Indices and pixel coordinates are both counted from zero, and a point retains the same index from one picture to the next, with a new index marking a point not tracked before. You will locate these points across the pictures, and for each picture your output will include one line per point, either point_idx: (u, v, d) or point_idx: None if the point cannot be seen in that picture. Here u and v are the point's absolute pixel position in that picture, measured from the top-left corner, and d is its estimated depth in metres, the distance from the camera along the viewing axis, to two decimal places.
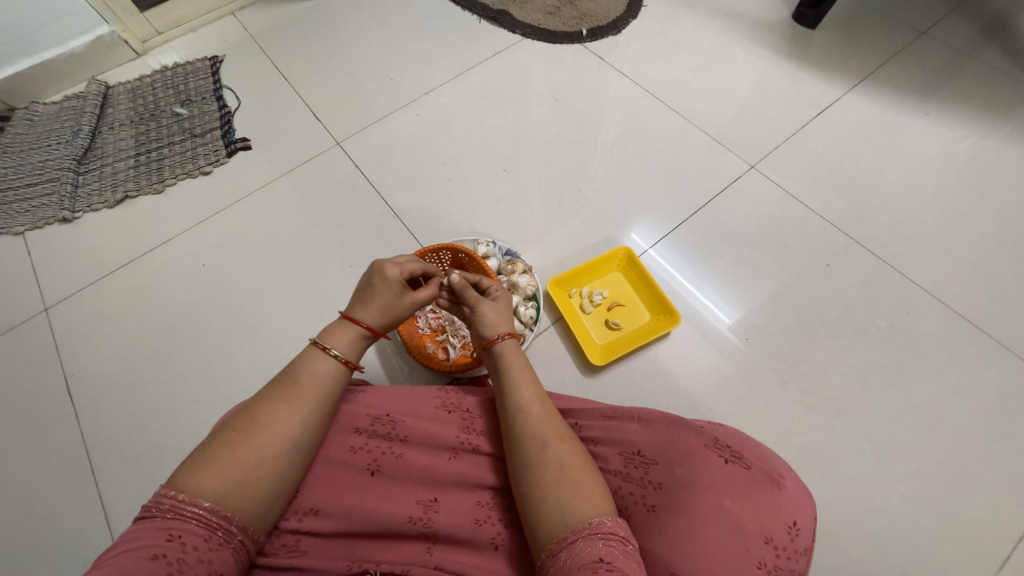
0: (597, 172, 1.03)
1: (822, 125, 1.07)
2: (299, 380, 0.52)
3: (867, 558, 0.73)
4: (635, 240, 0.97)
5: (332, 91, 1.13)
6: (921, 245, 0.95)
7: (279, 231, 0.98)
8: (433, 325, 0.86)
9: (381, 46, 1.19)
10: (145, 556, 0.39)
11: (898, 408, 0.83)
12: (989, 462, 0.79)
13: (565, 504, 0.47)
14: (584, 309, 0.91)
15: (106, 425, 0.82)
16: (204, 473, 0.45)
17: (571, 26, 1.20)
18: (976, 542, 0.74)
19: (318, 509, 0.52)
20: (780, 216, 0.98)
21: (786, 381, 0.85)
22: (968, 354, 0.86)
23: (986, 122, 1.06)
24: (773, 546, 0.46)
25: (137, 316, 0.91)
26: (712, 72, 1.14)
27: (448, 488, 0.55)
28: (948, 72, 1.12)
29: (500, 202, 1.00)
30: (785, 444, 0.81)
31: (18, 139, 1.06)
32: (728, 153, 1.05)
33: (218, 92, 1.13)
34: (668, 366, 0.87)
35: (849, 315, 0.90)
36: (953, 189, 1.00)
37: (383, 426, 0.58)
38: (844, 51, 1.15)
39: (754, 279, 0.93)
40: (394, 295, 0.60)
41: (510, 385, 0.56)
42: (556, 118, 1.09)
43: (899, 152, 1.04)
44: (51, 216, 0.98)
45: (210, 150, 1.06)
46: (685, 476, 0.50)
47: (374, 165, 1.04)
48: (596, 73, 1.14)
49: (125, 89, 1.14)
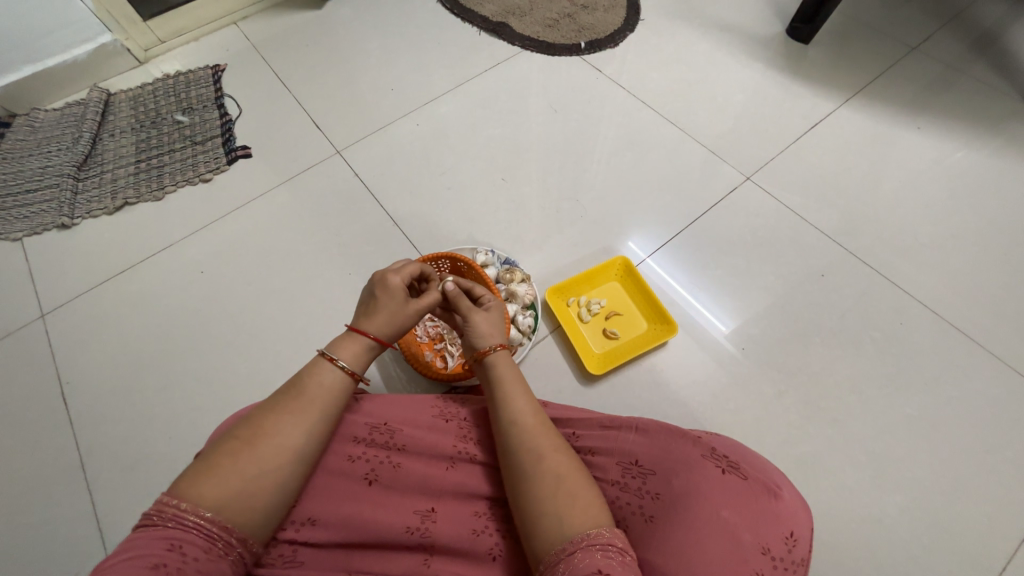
0: (594, 182, 1.04)
1: (816, 137, 1.09)
2: (305, 391, 0.52)
3: (863, 569, 0.73)
4: (632, 249, 0.98)
5: (332, 100, 1.14)
6: (914, 256, 0.96)
7: (278, 239, 0.98)
8: (432, 333, 0.86)
9: (382, 56, 1.20)
10: (145, 565, 0.39)
11: (893, 418, 0.83)
12: (984, 472, 0.79)
13: (563, 515, 0.47)
14: (582, 318, 0.91)
15: (100, 433, 0.82)
16: (207, 483, 0.45)
17: (569, 38, 1.22)
18: (972, 552, 0.74)
19: (316, 519, 0.52)
20: (776, 227, 1.00)
21: (782, 391, 0.85)
22: (962, 365, 0.87)
23: (976, 135, 1.08)
24: (771, 557, 0.46)
25: (135, 322, 0.91)
26: (708, 84, 1.16)
27: (446, 498, 0.55)
28: (939, 86, 1.14)
29: (499, 211, 1.01)
30: (782, 454, 0.81)
31: (19, 145, 1.06)
32: (724, 164, 1.06)
33: (219, 101, 1.13)
34: (665, 375, 0.87)
35: (844, 325, 0.91)
36: (945, 201, 1.01)
37: (381, 435, 0.58)
38: (838, 66, 1.17)
39: (751, 289, 0.94)
40: (399, 304, 0.60)
41: (506, 396, 0.57)
42: (555, 129, 1.10)
43: (892, 165, 1.05)
44: (50, 222, 0.98)
45: (210, 157, 1.06)
46: (683, 486, 0.51)
47: (374, 174, 1.05)
48: (594, 85, 1.16)
49: (126, 97, 1.15)
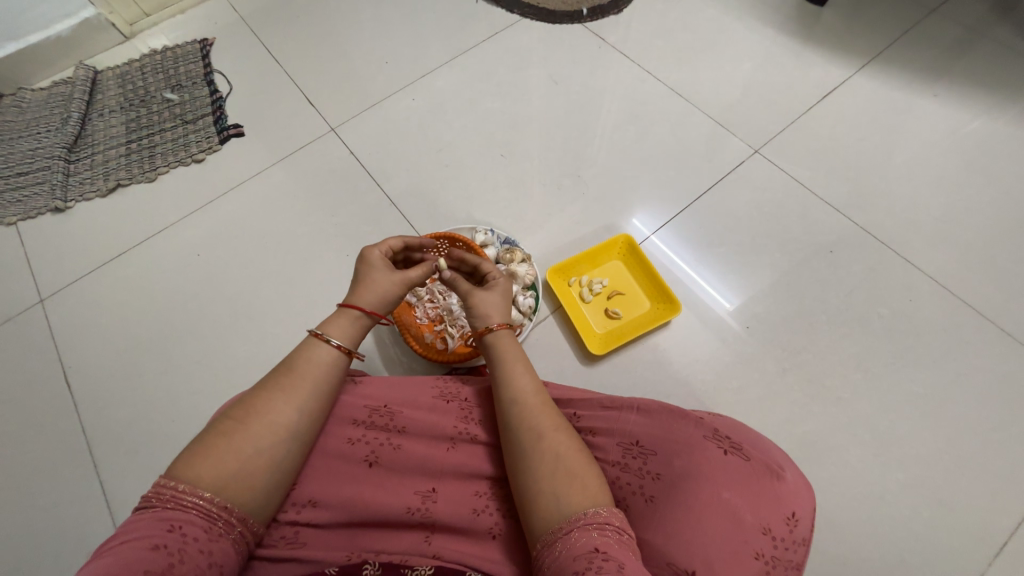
0: (597, 158, 1.01)
1: (827, 107, 1.05)
2: (295, 369, 0.52)
3: (864, 546, 0.74)
4: (635, 226, 0.96)
5: (326, 75, 1.10)
6: (926, 230, 0.94)
7: (274, 220, 0.97)
8: (431, 314, 0.84)
9: (376, 28, 1.15)
10: (146, 547, 0.40)
11: (898, 395, 0.82)
12: (989, 449, 0.79)
13: (560, 496, 0.47)
14: (584, 298, 0.90)
15: (105, 416, 0.82)
16: (202, 464, 0.45)
17: (570, 5, 1.17)
18: (972, 529, 0.74)
19: (316, 501, 0.52)
20: (782, 201, 0.97)
21: (785, 368, 0.85)
22: (971, 341, 0.85)
23: (997, 102, 1.03)
24: (772, 537, 0.46)
25: (134, 306, 0.90)
26: (714, 52, 1.11)
27: (446, 478, 0.55)
28: (959, 50, 1.09)
29: (498, 188, 0.99)
30: (785, 433, 0.81)
31: (8, 126, 1.04)
32: (731, 137, 1.03)
33: (209, 77, 1.10)
34: (667, 355, 0.86)
35: (851, 302, 0.89)
36: (960, 173, 0.98)
37: (380, 417, 0.58)
38: (852, 30, 1.12)
39: (756, 266, 0.92)
40: (385, 276, 0.60)
41: (504, 376, 0.56)
42: (556, 102, 1.07)
43: (906, 135, 1.02)
44: (43, 206, 0.97)
45: (202, 137, 1.04)
46: (684, 467, 0.50)
47: (370, 152, 1.02)
48: (597, 55, 1.11)
49: (114, 73, 1.11)
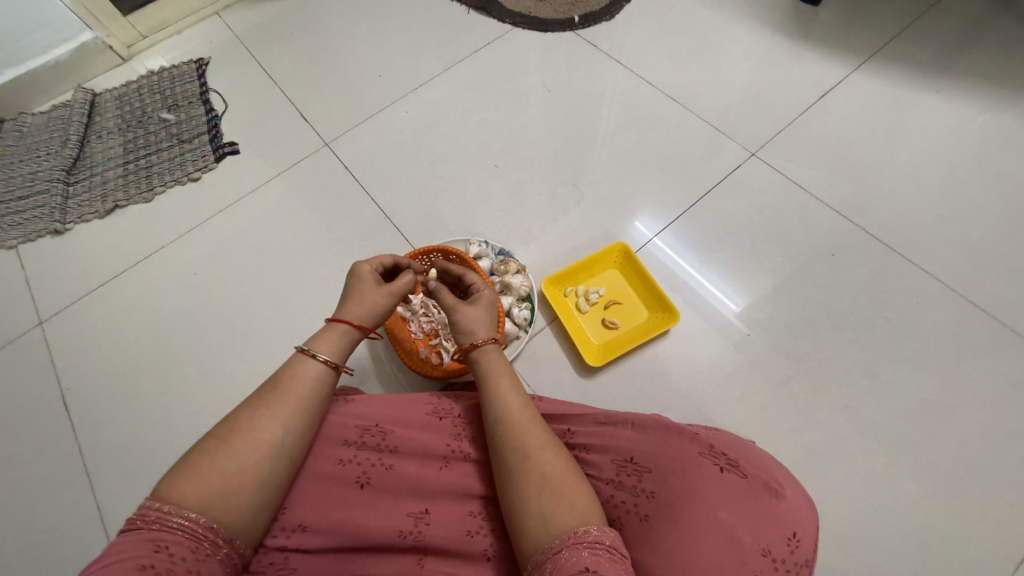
0: (592, 165, 1.00)
1: (826, 107, 1.03)
2: (280, 386, 0.51)
3: (874, 560, 0.71)
4: (634, 233, 0.94)
5: (320, 90, 1.11)
6: (933, 231, 0.91)
7: (270, 237, 0.97)
8: (426, 329, 0.83)
9: (368, 41, 1.16)
10: (133, 567, 0.39)
11: (908, 402, 0.80)
12: (1004, 457, 0.76)
13: (547, 516, 0.45)
14: (580, 309, 0.89)
15: (103, 438, 0.83)
16: (187, 484, 0.44)
17: (562, 12, 1.16)
18: (988, 542, 0.72)
19: (306, 526, 0.51)
20: (783, 204, 0.95)
21: (789, 377, 0.82)
22: (983, 344, 0.83)
23: (1003, 96, 1.01)
24: (772, 559, 0.44)
25: (131, 327, 0.91)
26: (709, 56, 1.10)
27: (439, 499, 0.54)
28: (962, 44, 1.06)
29: (493, 200, 0.98)
30: (790, 444, 0.78)
31: (9, 151, 1.06)
32: (728, 140, 1.01)
33: (204, 96, 1.11)
34: (667, 365, 0.85)
35: (857, 307, 0.87)
36: (967, 170, 0.95)
37: (372, 437, 0.56)
38: (851, 28, 1.10)
39: (756, 271, 0.90)
40: (373, 287, 0.60)
41: (493, 393, 0.55)
42: (550, 111, 1.06)
43: (910, 133, 0.99)
44: (42, 229, 0.98)
45: (198, 156, 1.04)
46: (679, 485, 0.49)
47: (363, 166, 1.02)
48: (591, 62, 1.10)
49: (111, 96, 1.13)
